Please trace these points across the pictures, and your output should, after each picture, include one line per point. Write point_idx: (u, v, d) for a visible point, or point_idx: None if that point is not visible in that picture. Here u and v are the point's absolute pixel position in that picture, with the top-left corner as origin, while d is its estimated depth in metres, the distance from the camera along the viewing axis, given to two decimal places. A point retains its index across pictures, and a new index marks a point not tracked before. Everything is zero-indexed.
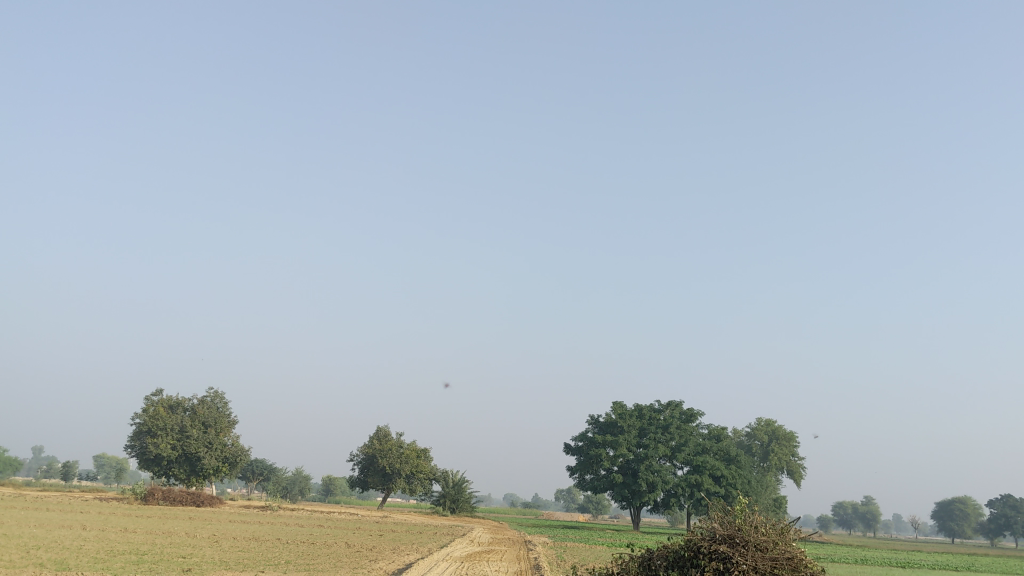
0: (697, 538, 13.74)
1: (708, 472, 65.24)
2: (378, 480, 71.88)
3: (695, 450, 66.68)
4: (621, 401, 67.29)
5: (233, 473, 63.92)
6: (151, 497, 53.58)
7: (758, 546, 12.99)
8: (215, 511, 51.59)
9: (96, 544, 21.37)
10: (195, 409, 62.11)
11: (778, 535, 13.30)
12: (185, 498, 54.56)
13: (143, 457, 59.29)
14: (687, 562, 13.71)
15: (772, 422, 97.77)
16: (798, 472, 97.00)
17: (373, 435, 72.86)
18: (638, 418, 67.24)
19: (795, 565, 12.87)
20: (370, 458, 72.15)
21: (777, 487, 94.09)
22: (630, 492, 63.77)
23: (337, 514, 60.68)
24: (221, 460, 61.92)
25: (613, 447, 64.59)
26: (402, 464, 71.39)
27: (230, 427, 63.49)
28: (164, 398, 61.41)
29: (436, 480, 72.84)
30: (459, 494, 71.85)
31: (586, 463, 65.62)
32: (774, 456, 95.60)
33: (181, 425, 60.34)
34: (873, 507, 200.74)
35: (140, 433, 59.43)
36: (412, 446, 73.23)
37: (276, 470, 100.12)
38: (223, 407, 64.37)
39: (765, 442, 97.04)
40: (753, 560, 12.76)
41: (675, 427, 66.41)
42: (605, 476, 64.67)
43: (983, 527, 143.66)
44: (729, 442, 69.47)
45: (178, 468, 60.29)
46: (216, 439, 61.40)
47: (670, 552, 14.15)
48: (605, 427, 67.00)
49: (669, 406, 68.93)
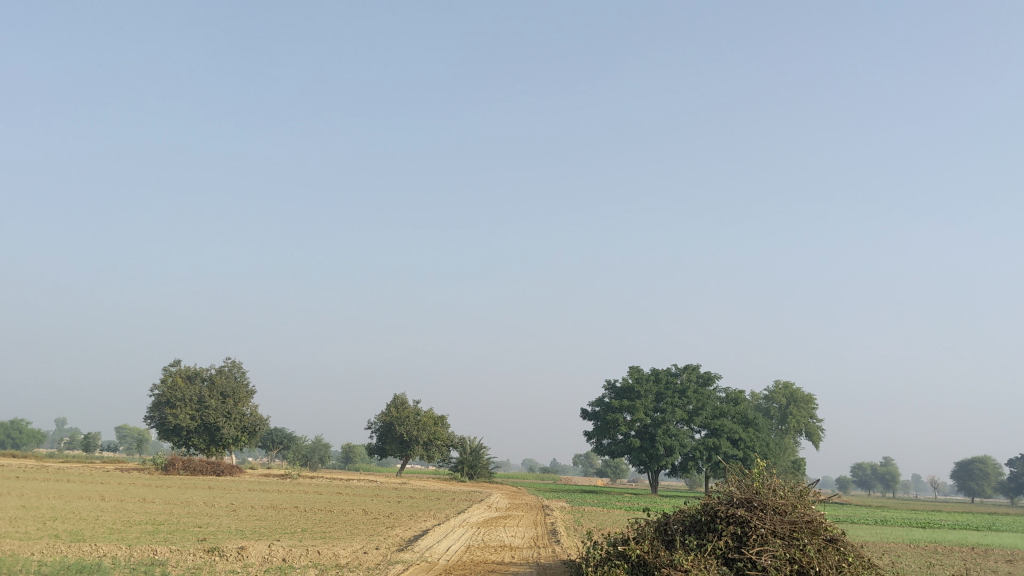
0: (714, 503, 13.50)
1: (726, 435, 65.05)
2: (396, 447, 72.14)
3: (713, 414, 66.46)
4: (638, 365, 67.26)
5: (252, 442, 64.29)
6: (171, 467, 54.04)
7: (776, 509, 12.88)
8: (235, 480, 52.04)
9: (114, 515, 21.39)
10: (213, 379, 62.43)
11: (797, 498, 13.27)
12: (204, 468, 55.00)
13: (162, 428, 59.81)
14: (703, 527, 13.38)
15: (791, 384, 97.31)
16: (816, 434, 96.74)
17: (390, 403, 73.14)
18: (655, 382, 67.14)
19: (814, 528, 12.78)
20: (388, 426, 72.42)
21: (795, 449, 94.02)
22: (648, 456, 63.89)
23: (355, 481, 61.05)
24: (240, 429, 62.23)
25: (630, 411, 64.54)
26: (419, 431, 71.53)
27: (248, 397, 63.79)
28: (182, 369, 61.80)
29: (454, 446, 73.06)
30: (476, 460, 72.12)
31: (603, 428, 65.61)
32: (793, 419, 95.40)
33: (200, 395, 60.65)
34: (891, 467, 200.64)
35: (159, 404, 59.80)
36: (428, 414, 73.39)
37: (296, 439, 101.01)
38: (240, 376, 64.72)
39: (783, 405, 96.73)
40: (770, 523, 12.57)
41: (691, 391, 66.19)
42: (622, 440, 64.64)
43: (1003, 485, 143.15)
44: (747, 405, 69.12)
45: (197, 438, 60.64)
46: (235, 409, 61.69)
47: (687, 516, 13.82)
48: (621, 391, 66.92)
49: (686, 370, 68.72)
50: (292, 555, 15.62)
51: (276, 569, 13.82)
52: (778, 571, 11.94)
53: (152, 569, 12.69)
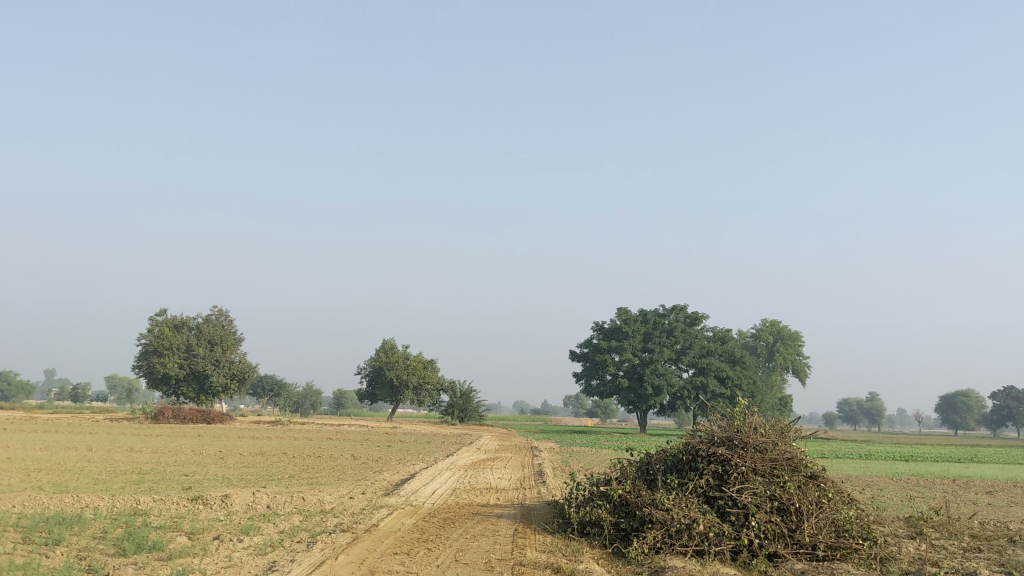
0: (696, 442, 13.51)
1: (713, 373, 65.47)
2: (386, 392, 72.49)
3: (700, 353, 66.82)
4: (625, 306, 67.49)
5: (242, 389, 64.41)
6: (161, 416, 54.18)
7: (757, 447, 12.91)
8: (224, 427, 52.25)
9: (100, 465, 21.36)
10: (200, 328, 62.27)
11: (778, 436, 13.33)
12: (195, 416, 55.15)
13: (151, 376, 59.83)
14: (684, 466, 13.41)
15: (777, 322, 97.96)
16: (803, 371, 97.70)
17: (379, 348, 73.29)
18: (643, 322, 67.44)
19: (794, 465, 12.85)
20: (377, 371, 72.69)
21: (782, 386, 94.94)
22: (636, 396, 64.42)
23: (345, 426, 61.38)
24: (229, 377, 62.28)
25: (618, 352, 64.90)
26: (408, 375, 71.82)
27: (236, 344, 63.71)
28: (169, 318, 61.58)
29: (444, 390, 73.42)
30: (467, 403, 72.51)
31: (591, 368, 66.01)
32: (780, 356, 96.10)
33: (188, 344, 60.54)
34: (877, 402, 203.41)
35: (146, 352, 59.72)
36: (418, 358, 73.62)
37: (286, 385, 101.36)
38: (228, 324, 64.56)
39: (770, 342, 97.41)
40: (752, 461, 12.61)
41: (679, 331, 66.51)
42: (611, 381, 65.07)
43: (986, 417, 145.25)
44: (734, 344, 69.48)
45: (186, 387, 60.69)
46: (223, 356, 61.66)
47: (669, 455, 13.83)
48: (609, 332, 67.22)
49: (673, 310, 68.95)
50: (278, 502, 15.59)
51: (260, 516, 13.86)
52: (759, 508, 12.03)
53: (134, 519, 12.69)
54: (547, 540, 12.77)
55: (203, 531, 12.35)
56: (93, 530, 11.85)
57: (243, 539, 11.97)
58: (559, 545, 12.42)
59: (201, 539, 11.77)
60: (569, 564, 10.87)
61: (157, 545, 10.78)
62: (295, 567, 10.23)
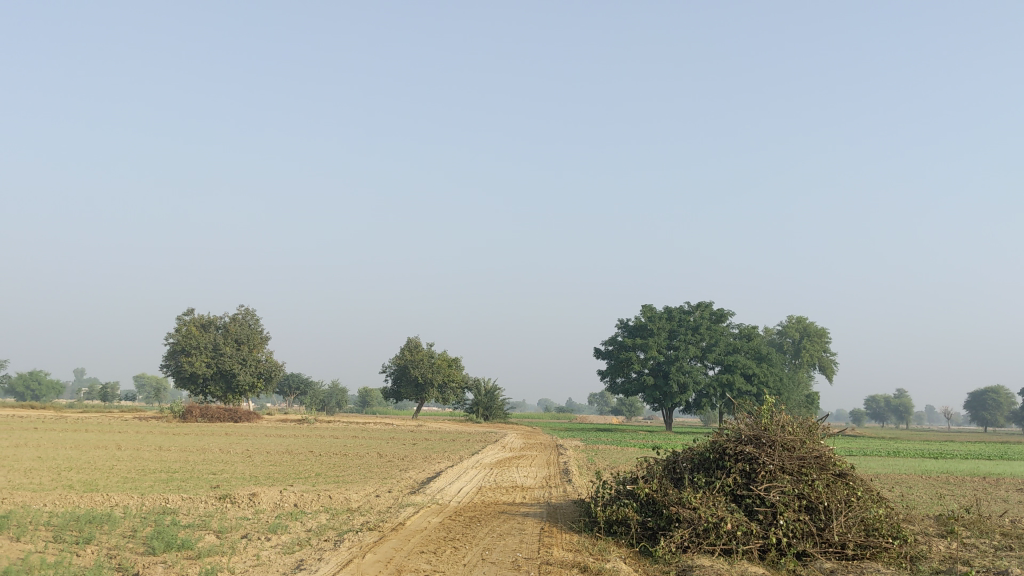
0: (722, 440, 13.41)
1: (739, 370, 65.01)
2: (411, 390, 72.66)
3: (726, 350, 66.44)
4: (650, 304, 67.21)
5: (268, 388, 64.79)
6: (189, 415, 54.60)
7: (785, 445, 12.81)
8: (251, 426, 52.54)
9: (129, 464, 21.58)
10: (227, 327, 62.69)
11: (806, 434, 13.21)
12: (222, 415, 55.51)
13: (178, 375, 60.38)
14: (712, 464, 13.31)
15: (804, 318, 97.20)
16: (830, 367, 96.90)
17: (404, 346, 73.50)
18: (668, 320, 67.20)
19: (822, 463, 12.73)
20: (402, 369, 72.89)
21: (808, 383, 94.30)
22: (662, 394, 64.23)
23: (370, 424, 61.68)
24: (256, 376, 62.69)
25: (643, 350, 64.74)
26: (433, 373, 71.91)
27: (263, 343, 64.08)
28: (196, 317, 62.06)
29: (469, 388, 73.49)
30: (492, 401, 72.47)
31: (617, 366, 65.85)
32: (807, 353, 95.43)
33: (215, 343, 60.99)
34: (906, 399, 201.50)
35: (174, 352, 60.22)
36: (442, 356, 73.70)
37: (312, 384, 101.82)
38: (254, 323, 64.93)
39: (796, 339, 96.75)
40: (779, 460, 12.50)
41: (705, 328, 66.18)
42: (636, 378, 64.89)
43: (1015, 414, 143.55)
44: (760, 341, 68.97)
45: (213, 385, 61.16)
46: (250, 355, 62.04)
47: (695, 454, 13.73)
48: (634, 330, 67.06)
49: (699, 307, 68.58)
50: (304, 501, 15.67)
51: (287, 515, 13.90)
52: (787, 506, 11.91)
53: (164, 518, 12.77)
54: (574, 538, 12.73)
55: (230, 529, 12.41)
56: (123, 528, 11.95)
57: (271, 537, 12.04)
58: (586, 543, 12.39)
59: (229, 537, 11.83)
60: (597, 562, 10.83)
61: (185, 544, 10.84)
62: (322, 565, 10.27)
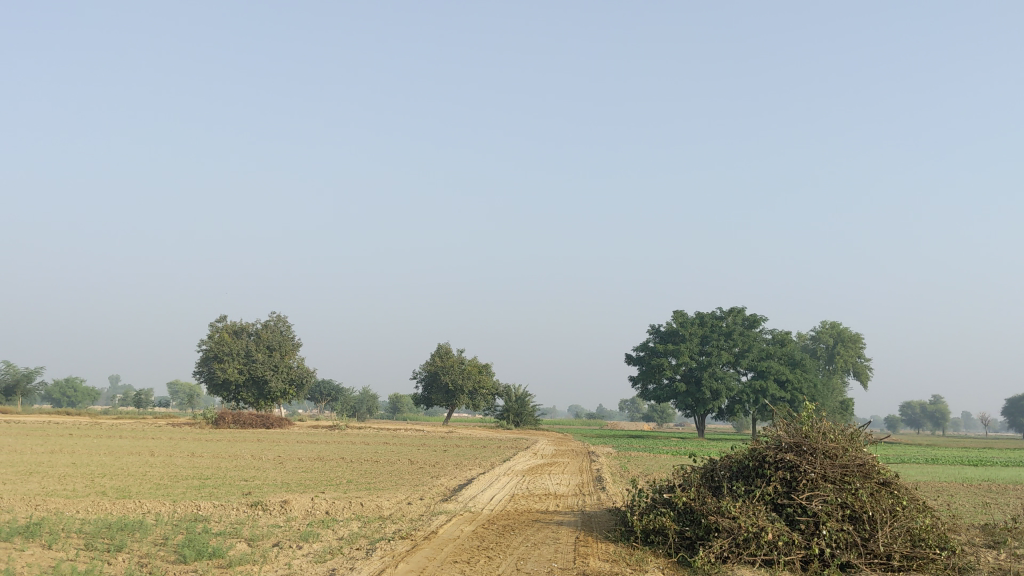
0: (762, 448, 13.09)
1: (773, 376, 64.10)
2: (442, 396, 72.60)
3: (759, 356, 65.61)
4: (681, 309, 66.67)
5: (300, 394, 65.08)
6: (221, 421, 55.00)
7: (827, 453, 12.46)
8: (283, 432, 52.86)
9: (161, 470, 21.69)
10: (259, 333, 62.98)
11: (848, 441, 12.84)
12: (255, 421, 55.79)
13: (211, 382, 60.80)
14: (750, 473, 12.97)
15: (837, 323, 95.99)
16: (864, 373, 95.61)
17: (434, 352, 73.52)
18: (700, 326, 66.61)
19: (866, 471, 12.33)
20: (433, 376, 72.88)
21: (843, 389, 93.09)
22: (694, 400, 63.76)
23: (401, 430, 61.74)
24: (288, 382, 62.92)
25: (675, 355, 64.26)
26: (463, 380, 71.82)
27: (295, 349, 64.37)
28: (228, 324, 62.49)
29: (499, 395, 73.29)
30: (522, 408, 72.26)
31: (648, 372, 65.42)
32: (840, 359, 94.33)
33: (247, 349, 61.37)
34: (942, 405, 198.53)
35: (207, 358, 60.68)
36: (473, 362, 73.61)
37: (344, 390, 102.22)
38: (286, 330, 65.20)
39: (830, 345, 95.57)
40: (821, 468, 12.15)
41: (737, 334, 65.45)
42: (668, 385, 64.45)
43: None
44: (794, 346, 68.04)
45: (246, 392, 61.50)
46: (282, 362, 62.28)
47: (734, 461, 13.39)
48: (666, 336, 66.62)
49: (731, 312, 67.85)
50: (336, 507, 15.58)
51: (319, 522, 13.77)
52: (830, 516, 11.58)
53: (195, 525, 12.70)
54: (610, 548, 12.49)
55: (261, 537, 12.30)
56: (154, 536, 11.85)
57: (302, 545, 11.89)
58: (624, 553, 12.14)
59: (259, 545, 11.71)
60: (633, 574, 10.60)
61: (216, 552, 10.71)
62: None
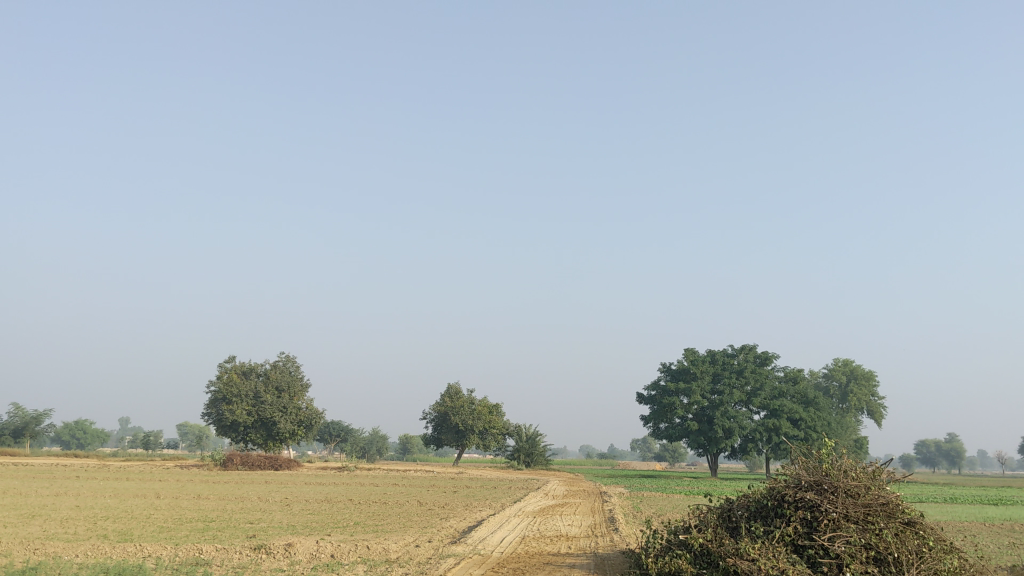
0: (780, 487, 12.68)
1: (786, 415, 63.11)
2: (452, 437, 71.97)
3: (772, 394, 64.77)
4: (692, 347, 66.11)
5: (309, 436, 64.45)
6: (230, 462, 54.58)
7: (849, 492, 12.02)
8: (291, 474, 52.42)
9: (166, 513, 21.24)
10: (268, 374, 62.66)
11: (869, 480, 12.42)
12: (262, 463, 55.31)
13: (220, 424, 60.43)
14: (770, 512, 12.55)
15: (850, 361, 95.13)
16: (879, 412, 94.40)
17: (444, 394, 72.97)
18: (711, 364, 66.04)
19: (889, 510, 11.87)
20: (443, 416, 72.34)
21: (857, 428, 91.99)
22: (706, 439, 63.03)
23: (411, 471, 61.07)
24: (297, 424, 62.40)
25: (686, 394, 63.69)
26: (474, 420, 71.16)
27: (303, 391, 63.89)
28: (237, 365, 62.21)
29: (510, 434, 72.50)
30: (533, 448, 71.54)
31: (660, 412, 64.75)
32: (854, 397, 93.30)
33: (256, 390, 61.06)
34: (957, 443, 196.44)
35: (216, 400, 60.46)
36: (483, 402, 72.90)
37: (353, 431, 101.48)
38: (295, 371, 64.84)
39: (843, 382, 94.63)
40: (842, 507, 11.73)
41: (749, 371, 64.73)
42: (679, 424, 63.91)
43: None
44: (806, 384, 67.18)
45: (254, 433, 61.03)
46: (291, 403, 61.85)
47: (752, 502, 12.98)
48: (677, 374, 66.05)
49: (743, 350, 67.08)
50: (342, 551, 15.18)
51: (324, 566, 13.36)
52: (853, 557, 11.14)
53: (196, 570, 12.30)
54: None
55: None
56: None
57: None
58: None
59: None
60: None
61: None
62: None
